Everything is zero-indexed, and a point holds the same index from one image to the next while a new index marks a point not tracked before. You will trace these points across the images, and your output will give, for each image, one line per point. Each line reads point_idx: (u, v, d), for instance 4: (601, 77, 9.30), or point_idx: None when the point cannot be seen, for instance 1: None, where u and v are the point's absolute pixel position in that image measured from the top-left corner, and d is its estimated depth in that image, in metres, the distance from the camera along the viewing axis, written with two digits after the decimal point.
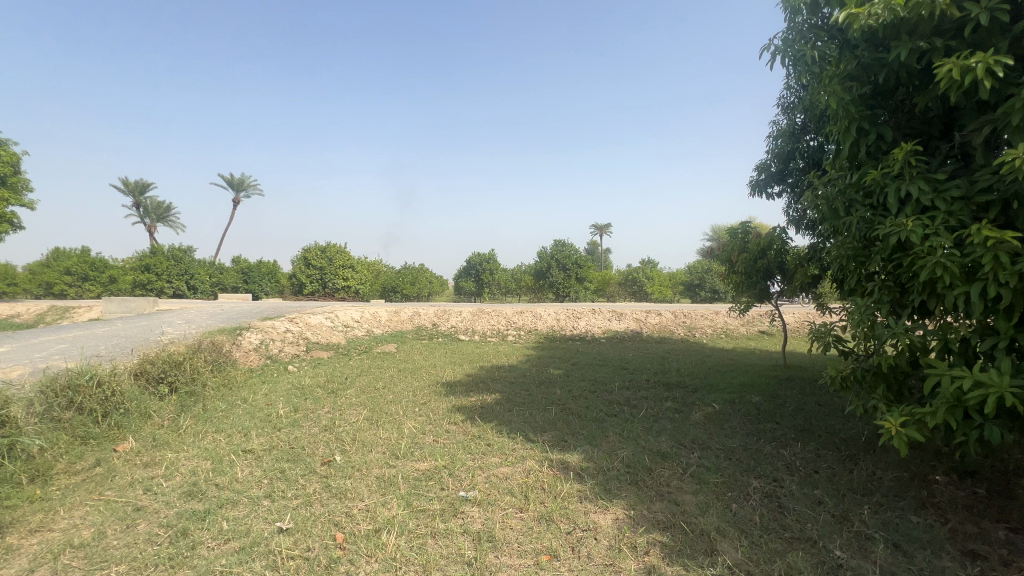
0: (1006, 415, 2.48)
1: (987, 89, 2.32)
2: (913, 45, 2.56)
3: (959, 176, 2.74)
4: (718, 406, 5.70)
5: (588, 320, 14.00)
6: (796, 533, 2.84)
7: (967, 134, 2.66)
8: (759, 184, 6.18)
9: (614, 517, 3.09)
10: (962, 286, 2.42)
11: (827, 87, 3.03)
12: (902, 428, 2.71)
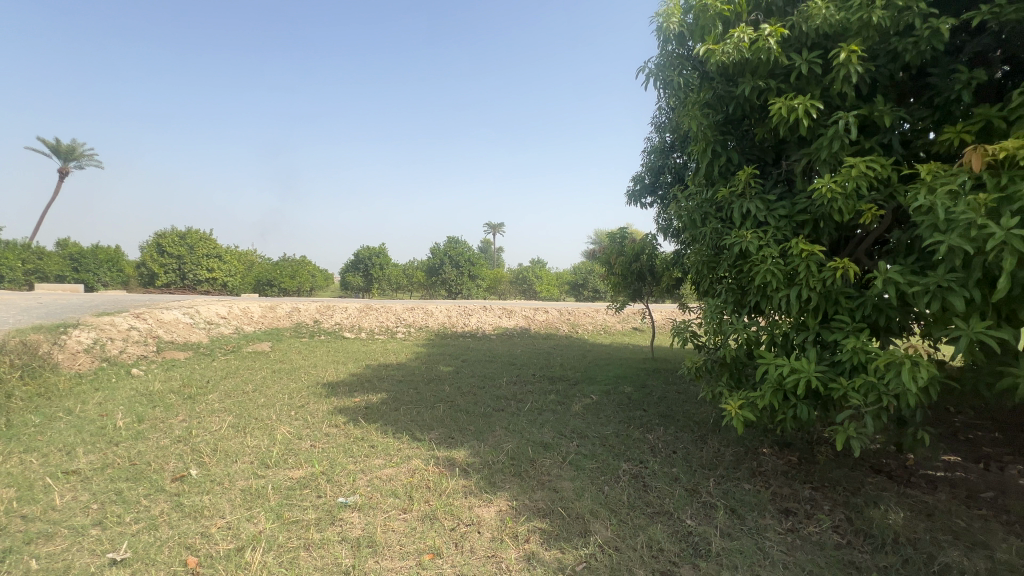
0: (813, 395, 3.04)
1: (805, 127, 2.81)
2: (754, 83, 3.00)
3: (785, 198, 3.29)
4: (596, 397, 6.15)
5: (479, 317, 14.17)
6: (656, 508, 3.18)
7: (791, 163, 3.20)
8: (635, 194, 6.78)
9: (497, 509, 3.17)
10: (785, 289, 2.91)
11: (689, 112, 3.43)
12: (740, 410, 3.18)
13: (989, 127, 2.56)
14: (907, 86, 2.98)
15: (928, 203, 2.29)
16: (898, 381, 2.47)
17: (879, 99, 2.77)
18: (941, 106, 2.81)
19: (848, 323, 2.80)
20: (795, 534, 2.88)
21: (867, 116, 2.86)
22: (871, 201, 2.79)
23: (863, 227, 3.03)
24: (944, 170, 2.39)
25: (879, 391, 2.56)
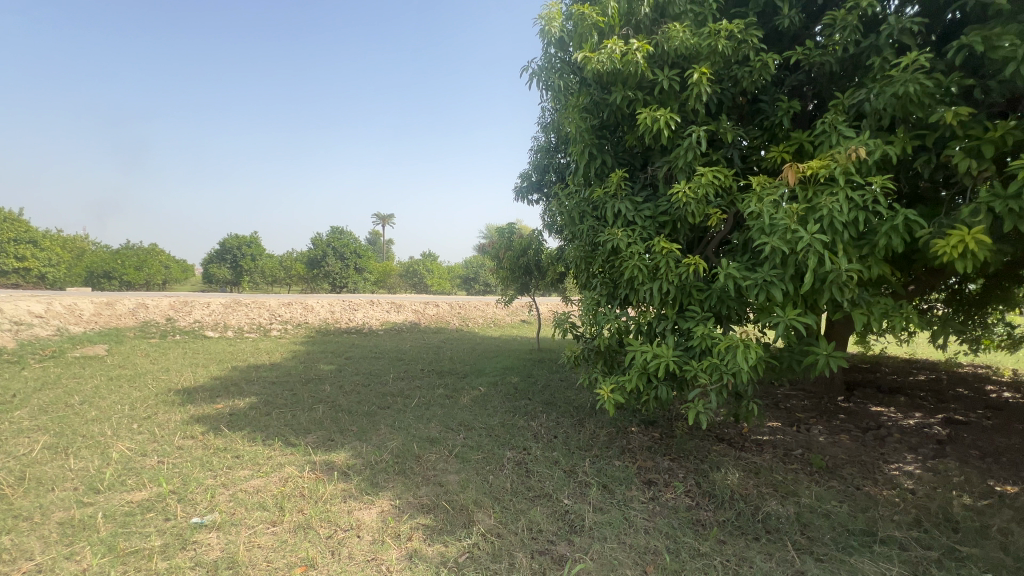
0: (671, 377, 3.43)
1: (666, 137, 3.14)
2: (625, 93, 3.26)
3: (650, 200, 3.64)
4: (484, 389, 6.26)
5: (366, 311, 13.54)
6: (537, 491, 3.33)
7: (655, 168, 3.55)
8: (523, 190, 6.98)
9: (379, 510, 3.06)
10: (649, 282, 3.22)
11: (569, 115, 3.61)
12: (611, 393, 3.47)
13: (801, 149, 3.10)
14: (744, 109, 3.49)
15: (758, 210, 2.70)
16: (735, 361, 2.89)
17: (724, 117, 3.19)
18: (769, 128, 3.33)
19: (699, 313, 3.20)
20: (656, 501, 3.22)
21: (715, 132, 3.27)
22: (717, 206, 3.21)
23: (711, 228, 3.48)
24: (769, 183, 2.83)
25: (721, 371, 2.97)
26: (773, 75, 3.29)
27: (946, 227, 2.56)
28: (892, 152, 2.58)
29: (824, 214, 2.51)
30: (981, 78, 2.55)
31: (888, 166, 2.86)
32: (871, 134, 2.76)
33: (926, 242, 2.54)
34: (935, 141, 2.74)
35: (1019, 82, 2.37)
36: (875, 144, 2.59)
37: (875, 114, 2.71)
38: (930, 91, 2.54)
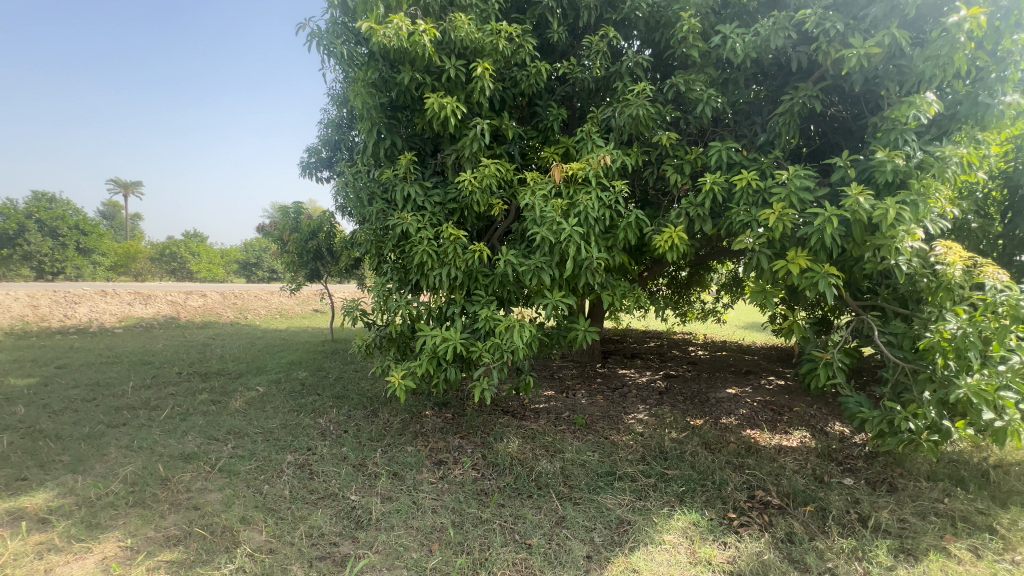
0: (459, 359, 3.58)
1: (453, 125, 3.20)
2: (413, 75, 3.20)
3: (440, 187, 3.69)
4: (263, 389, 5.50)
5: (93, 304, 10.42)
6: (321, 493, 3.09)
7: (445, 156, 3.60)
8: (310, 166, 6.29)
9: (99, 557, 2.39)
10: (437, 268, 3.28)
11: (355, 88, 3.37)
12: (402, 379, 3.44)
13: (567, 152, 3.54)
14: (524, 110, 3.81)
15: (531, 203, 3.00)
16: (513, 340, 3.18)
17: (505, 114, 3.42)
18: (543, 131, 3.71)
19: (484, 297, 3.41)
20: (444, 480, 3.33)
21: (498, 127, 3.50)
22: (499, 197, 3.44)
23: (495, 217, 3.73)
24: (541, 179, 3.16)
25: (502, 350, 3.21)
26: (547, 83, 3.66)
27: (662, 226, 3.27)
28: (628, 163, 3.16)
29: (581, 210, 2.93)
30: (684, 112, 3.32)
31: (627, 174, 3.50)
32: (615, 146, 3.32)
33: (649, 236, 3.21)
34: (656, 157, 3.46)
35: (705, 119, 3.15)
36: (617, 155, 3.13)
37: (618, 129, 3.27)
38: (654, 117, 3.18)
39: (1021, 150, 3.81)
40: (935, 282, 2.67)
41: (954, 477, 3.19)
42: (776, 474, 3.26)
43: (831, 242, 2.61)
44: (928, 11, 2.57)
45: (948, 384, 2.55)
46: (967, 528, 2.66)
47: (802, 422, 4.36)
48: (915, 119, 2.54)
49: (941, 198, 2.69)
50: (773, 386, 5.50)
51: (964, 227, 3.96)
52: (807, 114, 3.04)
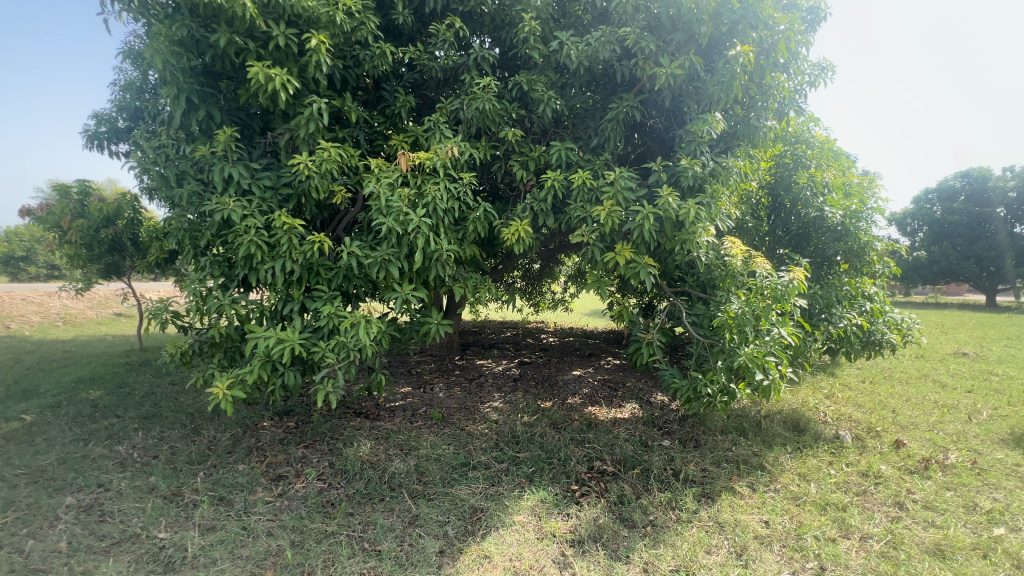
0: (299, 361, 3.23)
1: (283, 101, 2.85)
2: (231, 37, 2.76)
3: (271, 170, 3.27)
4: (33, 417, 4.29)
5: None
6: (116, 537, 2.52)
7: (276, 135, 3.20)
8: (99, 136, 5.06)
9: None
10: (269, 261, 2.90)
11: (153, 43, 2.78)
12: (228, 390, 2.98)
13: (416, 141, 3.43)
14: (369, 93, 3.58)
15: (376, 191, 2.84)
16: (358, 338, 2.98)
17: (347, 95, 3.18)
18: (390, 117, 3.54)
19: (326, 292, 3.12)
20: (283, 496, 2.99)
21: (339, 108, 3.22)
22: (342, 184, 3.19)
23: (338, 206, 3.45)
24: (386, 167, 3.01)
25: (348, 348, 2.99)
26: (393, 67, 3.49)
27: (509, 219, 3.38)
28: (476, 156, 3.19)
29: (429, 200, 2.86)
30: (528, 111, 3.47)
31: (477, 167, 3.53)
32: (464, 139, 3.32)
33: (497, 229, 3.28)
34: (504, 152, 3.56)
35: (546, 119, 3.34)
36: (465, 147, 3.13)
37: (466, 122, 3.28)
38: (500, 112, 3.26)
39: (779, 167, 4.83)
40: (723, 270, 3.26)
41: (739, 428, 3.94)
42: (611, 444, 3.65)
43: (649, 237, 2.99)
44: (715, 45, 3.09)
45: (733, 354, 3.13)
46: (747, 468, 3.30)
47: (633, 396, 4.96)
48: (707, 133, 3.03)
49: (726, 201, 3.28)
50: (610, 366, 6.16)
51: (744, 226, 4.87)
52: (630, 123, 3.43)
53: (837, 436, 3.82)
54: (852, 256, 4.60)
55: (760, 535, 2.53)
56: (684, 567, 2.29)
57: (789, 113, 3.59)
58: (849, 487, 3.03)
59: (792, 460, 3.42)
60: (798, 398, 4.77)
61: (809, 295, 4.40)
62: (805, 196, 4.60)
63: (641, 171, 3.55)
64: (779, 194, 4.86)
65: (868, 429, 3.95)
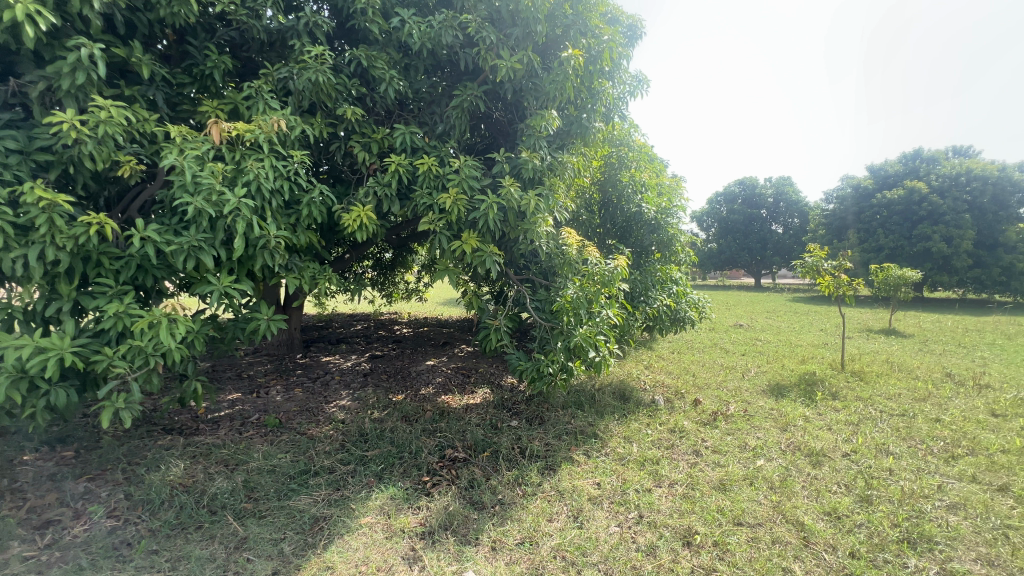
0: (73, 374, 2.55)
1: (32, 38, 2.17)
2: None
3: (17, 126, 2.48)
4: None
5: None
6: None
7: (24, 81, 2.44)
8: None
9: None
10: (18, 248, 2.20)
11: None
12: None
13: (234, 110, 2.96)
14: (168, 45, 2.96)
15: (178, 164, 2.37)
16: (160, 342, 2.47)
17: (135, 44, 2.58)
18: (199, 77, 2.98)
19: (112, 287, 2.51)
20: (53, 546, 2.35)
21: (124, 58, 2.60)
22: (131, 153, 2.58)
23: (127, 181, 2.80)
24: (192, 136, 2.53)
25: (146, 354, 2.47)
26: (200, 17, 2.94)
27: (350, 204, 3.14)
28: (309, 131, 2.88)
29: (250, 178, 2.50)
30: (369, 89, 3.26)
31: (311, 145, 3.20)
32: (295, 112, 2.97)
33: (337, 215, 3.04)
34: (343, 131, 3.29)
35: (388, 99, 3.17)
36: (295, 121, 2.80)
37: (297, 93, 2.93)
38: (336, 87, 2.99)
39: (607, 166, 5.35)
40: (562, 258, 3.53)
41: (577, 402, 4.34)
42: (462, 431, 3.70)
43: (494, 226, 3.07)
44: (551, 45, 3.28)
45: (569, 335, 3.42)
46: (583, 437, 3.66)
47: (485, 381, 5.12)
48: (545, 129, 3.22)
49: (562, 193, 3.55)
50: (463, 353, 6.25)
51: (579, 218, 5.32)
52: (475, 112, 3.46)
53: (653, 400, 4.47)
54: (663, 246, 5.39)
55: (593, 496, 2.82)
56: (529, 538, 2.44)
57: (614, 118, 4.02)
58: (661, 443, 3.57)
59: (619, 426, 3.89)
60: (625, 371, 5.47)
61: (630, 281, 5.06)
62: (627, 193, 5.26)
63: (487, 161, 3.62)
64: (607, 191, 5.42)
65: (676, 392, 4.71)
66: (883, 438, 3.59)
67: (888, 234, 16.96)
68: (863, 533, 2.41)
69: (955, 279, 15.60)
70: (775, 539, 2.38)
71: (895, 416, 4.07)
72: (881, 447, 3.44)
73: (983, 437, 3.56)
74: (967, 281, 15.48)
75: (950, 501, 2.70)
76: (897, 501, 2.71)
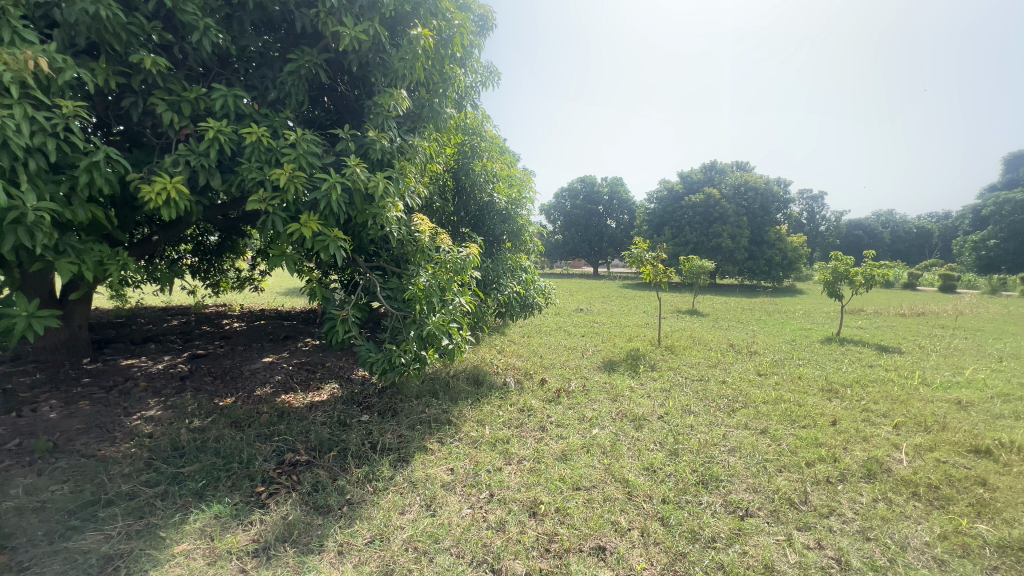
0: None
1: None
2: None
3: None
4: None
5: None
6: None
7: None
8: None
9: None
10: None
11: None
12: None
13: None
14: None
15: None
16: None
17: None
18: None
19: None
20: None
21: None
22: None
23: None
24: None
25: None
26: None
27: (152, 174, 2.58)
28: (88, 78, 2.27)
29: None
30: (177, 37, 2.71)
31: (93, 96, 2.55)
32: (64, 51, 2.32)
33: (133, 187, 2.47)
34: (141, 84, 2.69)
35: (204, 53, 2.69)
36: (66, 62, 2.19)
37: (68, 27, 2.29)
38: (129, 28, 2.42)
39: (461, 154, 5.36)
40: (414, 245, 3.44)
41: (432, 391, 4.32)
42: (305, 432, 3.39)
43: (338, 208, 2.83)
44: (400, 21, 3.12)
45: (422, 323, 3.36)
46: (437, 425, 3.66)
47: (332, 375, 4.77)
48: (394, 109, 3.07)
49: (413, 177, 3.45)
50: (308, 347, 5.73)
51: (432, 205, 5.21)
52: (315, 81, 3.13)
53: (505, 383, 4.69)
54: (513, 236, 5.71)
55: (446, 482, 2.84)
56: (379, 535, 2.34)
57: (465, 106, 4.03)
58: (511, 423, 3.76)
59: (472, 410, 3.99)
60: (479, 356, 5.62)
61: (483, 269, 5.20)
62: (479, 182, 5.34)
63: (331, 139, 3.33)
64: (461, 179, 5.41)
65: (525, 373, 5.01)
66: (687, 401, 4.32)
67: (693, 231, 20.38)
68: (671, 481, 2.87)
69: (737, 269, 19.50)
70: (606, 497, 2.69)
71: (695, 381, 4.93)
72: (685, 407, 4.14)
73: (752, 393, 4.53)
74: (745, 270, 19.47)
75: (730, 446, 3.38)
76: (695, 451, 3.29)
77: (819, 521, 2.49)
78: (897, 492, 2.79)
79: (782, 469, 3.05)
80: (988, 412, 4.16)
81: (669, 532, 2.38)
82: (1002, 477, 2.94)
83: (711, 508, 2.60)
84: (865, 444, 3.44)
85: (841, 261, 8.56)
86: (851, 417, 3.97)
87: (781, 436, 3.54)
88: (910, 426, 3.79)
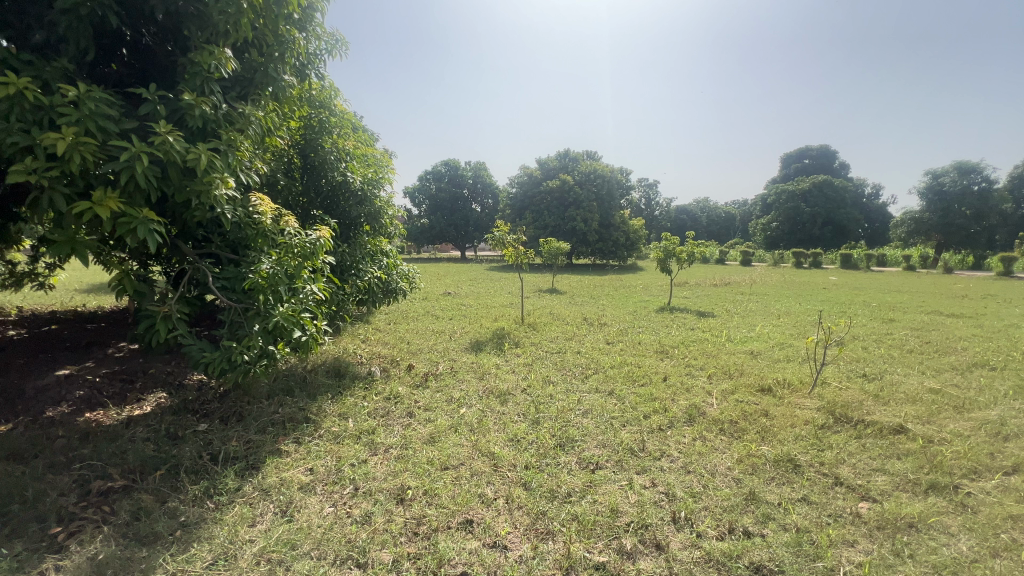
0: None
1: None
2: None
3: None
4: None
5: None
6: None
7: None
8: None
9: None
10: None
11: None
12: None
13: None
14: None
15: None
16: None
17: None
18: None
19: None
20: None
21: None
22: None
23: None
24: None
25: None
26: None
27: None
28: None
29: None
30: None
31: None
32: None
33: None
34: None
35: None
36: None
37: None
38: None
39: (307, 128, 4.87)
40: (254, 229, 3.06)
41: (286, 388, 3.95)
42: (120, 453, 2.83)
43: (146, 183, 2.36)
44: None
45: (268, 315, 3.03)
46: (293, 425, 3.36)
47: (157, 383, 4.06)
48: (217, 70, 2.66)
49: (247, 152, 3.04)
50: (122, 353, 4.77)
51: (275, 184, 4.67)
52: (106, 26, 2.56)
53: (370, 372, 4.50)
54: (371, 218, 5.44)
55: (304, 484, 2.64)
56: (223, 555, 2.08)
57: (308, 75, 3.67)
58: (377, 413, 3.63)
59: (333, 404, 3.75)
60: (340, 347, 5.29)
61: (338, 254, 4.90)
62: (330, 160, 4.93)
63: (134, 100, 2.78)
64: (308, 156, 4.93)
65: (391, 360, 4.87)
66: (547, 372, 4.66)
67: (551, 215, 21.71)
68: (533, 448, 3.08)
69: (590, 249, 21.37)
70: (473, 472, 2.77)
71: (554, 354, 5.32)
72: (546, 378, 4.47)
73: (602, 360, 5.05)
74: (596, 250, 21.41)
75: (584, 408, 3.74)
76: (554, 417, 3.57)
77: (653, 463, 2.90)
78: (709, 430, 3.39)
79: (625, 423, 3.48)
80: (770, 357, 5.27)
81: (531, 494, 2.55)
82: (778, 407, 3.77)
83: (567, 467, 2.85)
84: (687, 393, 4.10)
85: (670, 241, 9.93)
86: (677, 372, 4.69)
87: (625, 395, 4.03)
88: (719, 375, 4.62)
